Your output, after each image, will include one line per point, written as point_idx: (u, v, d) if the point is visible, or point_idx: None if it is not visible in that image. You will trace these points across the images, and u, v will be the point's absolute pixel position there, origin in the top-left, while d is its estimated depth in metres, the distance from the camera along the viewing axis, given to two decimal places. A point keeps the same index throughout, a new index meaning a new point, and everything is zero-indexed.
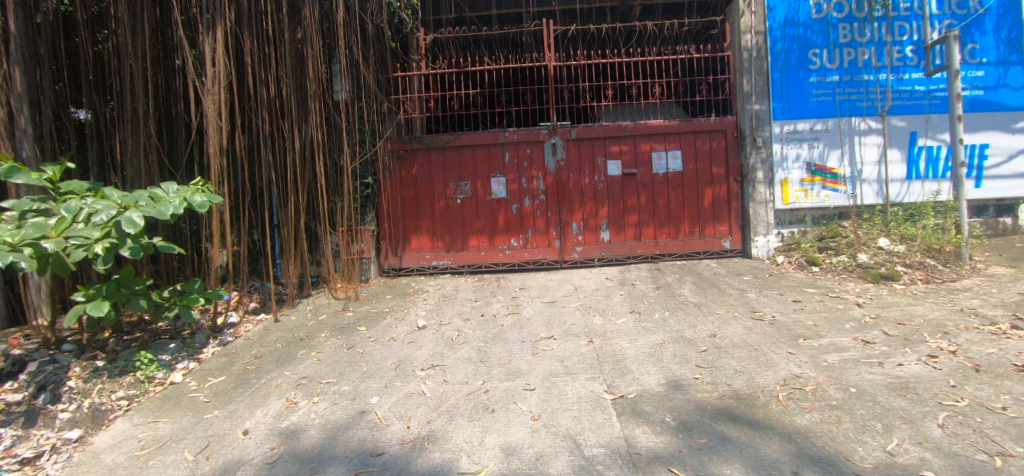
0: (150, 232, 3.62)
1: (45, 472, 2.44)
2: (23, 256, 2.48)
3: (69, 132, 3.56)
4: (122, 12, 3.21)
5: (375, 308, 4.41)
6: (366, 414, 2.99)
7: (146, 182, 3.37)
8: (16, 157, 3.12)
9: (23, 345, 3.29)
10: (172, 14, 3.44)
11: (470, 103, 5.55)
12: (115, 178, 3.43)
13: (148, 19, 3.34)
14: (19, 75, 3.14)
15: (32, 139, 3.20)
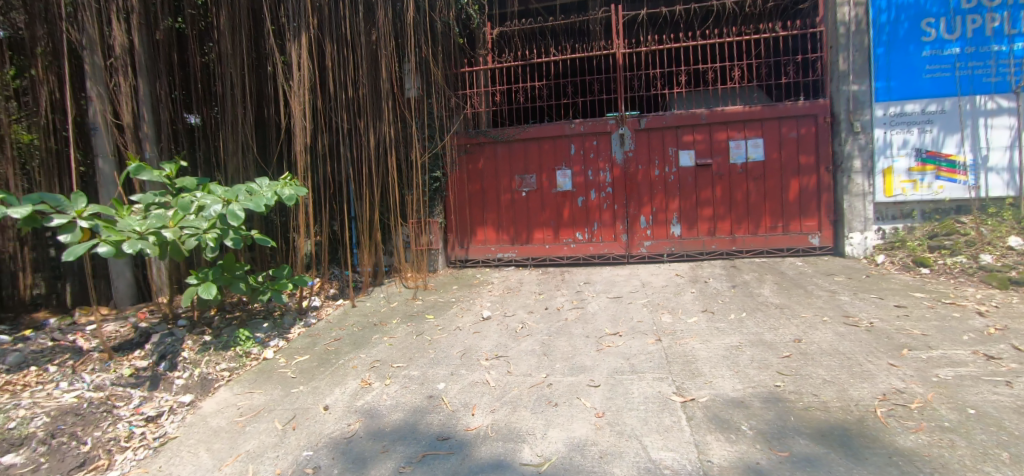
0: (247, 223, 4.05)
1: (166, 430, 2.86)
2: (148, 243, 2.86)
3: (183, 135, 4.08)
4: (221, 25, 3.61)
5: (442, 298, 4.57)
6: (433, 399, 3.12)
7: (243, 178, 3.78)
8: (141, 157, 3.67)
9: (148, 320, 3.83)
10: (264, 25, 3.79)
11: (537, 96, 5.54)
12: (218, 175, 3.88)
13: (244, 31, 3.73)
14: (144, 86, 3.67)
15: (153, 141, 3.73)
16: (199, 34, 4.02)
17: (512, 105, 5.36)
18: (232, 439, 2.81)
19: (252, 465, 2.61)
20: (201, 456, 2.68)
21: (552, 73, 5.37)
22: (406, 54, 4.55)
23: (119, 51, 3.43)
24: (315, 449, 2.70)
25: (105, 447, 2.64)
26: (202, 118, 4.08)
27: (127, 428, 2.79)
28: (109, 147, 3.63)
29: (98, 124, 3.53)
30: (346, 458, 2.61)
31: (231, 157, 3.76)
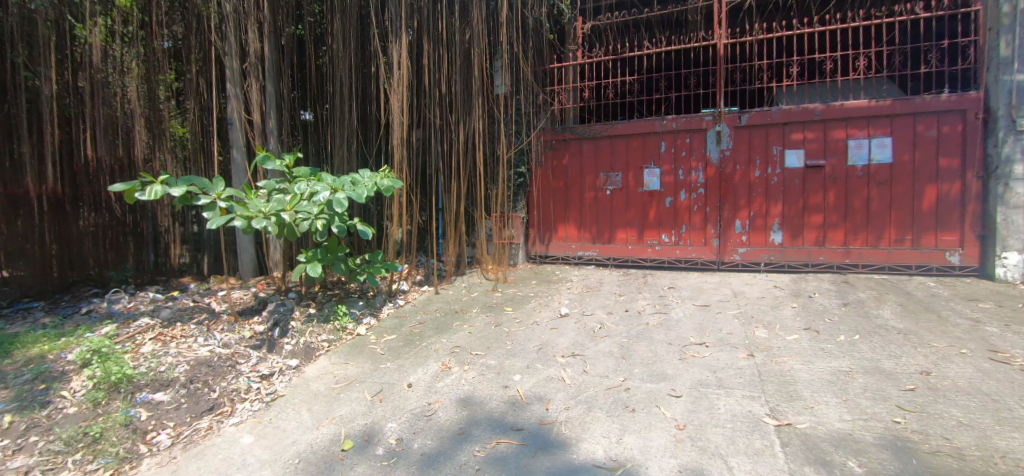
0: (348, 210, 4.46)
1: (276, 388, 3.28)
2: (270, 222, 3.29)
3: (299, 130, 4.62)
4: (336, 31, 4.03)
5: (521, 292, 4.64)
6: (508, 389, 3.20)
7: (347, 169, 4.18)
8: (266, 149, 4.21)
9: (266, 291, 4.38)
10: (370, 29, 4.15)
11: (629, 92, 5.38)
12: (325, 166, 4.32)
13: (353, 34, 4.10)
14: (271, 87, 4.22)
15: (276, 135, 4.27)
16: (314, 40, 4.50)
17: (601, 101, 5.25)
18: (329, 403, 3.14)
19: (345, 429, 2.90)
20: (303, 415, 3.03)
21: (646, 67, 5.18)
22: (498, 51, 4.71)
23: (252, 56, 3.96)
24: (399, 423, 2.93)
25: (229, 397, 3.09)
26: (315, 115, 4.55)
27: (247, 382, 3.24)
28: (242, 140, 4.23)
29: (234, 120, 4.17)
30: (426, 435, 2.79)
31: (337, 149, 4.18)
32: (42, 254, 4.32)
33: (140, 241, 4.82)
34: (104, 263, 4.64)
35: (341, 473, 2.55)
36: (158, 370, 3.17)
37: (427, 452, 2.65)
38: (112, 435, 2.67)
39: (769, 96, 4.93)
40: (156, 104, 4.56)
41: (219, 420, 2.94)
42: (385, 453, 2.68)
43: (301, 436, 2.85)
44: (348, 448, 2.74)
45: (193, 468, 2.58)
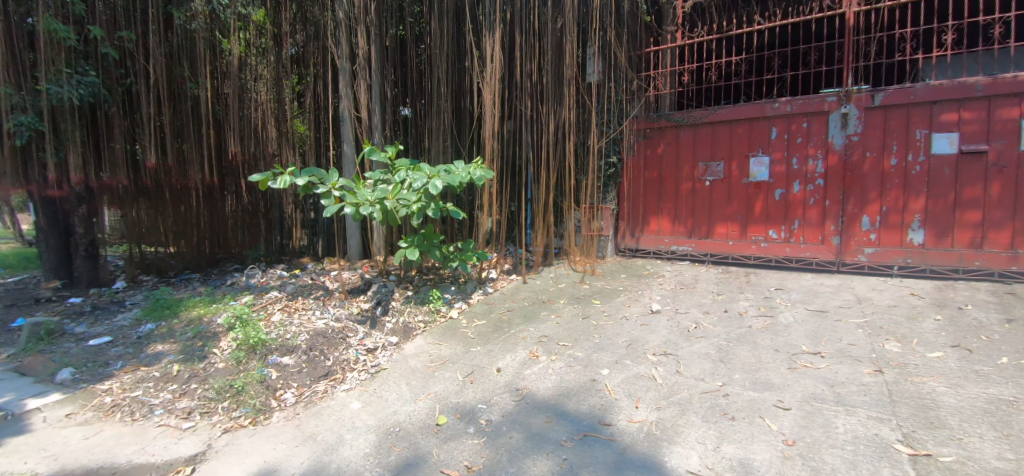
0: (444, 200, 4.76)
1: (379, 361, 3.60)
2: (376, 209, 3.66)
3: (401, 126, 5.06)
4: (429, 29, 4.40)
5: (610, 285, 4.52)
6: (595, 383, 3.15)
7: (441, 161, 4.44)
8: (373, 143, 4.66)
9: (370, 273, 4.81)
10: (466, 28, 4.44)
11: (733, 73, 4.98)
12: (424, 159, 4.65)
13: (449, 33, 4.39)
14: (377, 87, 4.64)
15: (379, 131, 4.69)
16: (414, 40, 4.91)
17: (701, 84, 4.92)
18: (425, 379, 3.37)
19: (439, 405, 3.10)
20: (403, 388, 3.30)
21: (756, 45, 4.74)
22: (590, 39, 4.75)
23: (362, 58, 4.44)
24: (489, 404, 3.05)
25: (341, 366, 3.47)
26: (413, 111, 4.92)
27: (356, 354, 3.60)
28: (351, 134, 4.74)
29: (345, 117, 4.71)
30: (515, 420, 2.88)
31: (434, 142, 4.51)
32: (198, 234, 5.50)
33: (269, 226, 5.85)
34: (242, 244, 5.73)
35: (435, 445, 2.73)
36: (285, 337, 3.66)
37: (514, 436, 2.74)
38: (253, 389, 3.14)
39: (911, 69, 4.22)
40: (283, 105, 5.39)
41: (333, 385, 3.32)
42: (476, 431, 2.82)
43: (401, 407, 3.10)
44: (442, 423, 2.92)
45: (312, 425, 2.95)
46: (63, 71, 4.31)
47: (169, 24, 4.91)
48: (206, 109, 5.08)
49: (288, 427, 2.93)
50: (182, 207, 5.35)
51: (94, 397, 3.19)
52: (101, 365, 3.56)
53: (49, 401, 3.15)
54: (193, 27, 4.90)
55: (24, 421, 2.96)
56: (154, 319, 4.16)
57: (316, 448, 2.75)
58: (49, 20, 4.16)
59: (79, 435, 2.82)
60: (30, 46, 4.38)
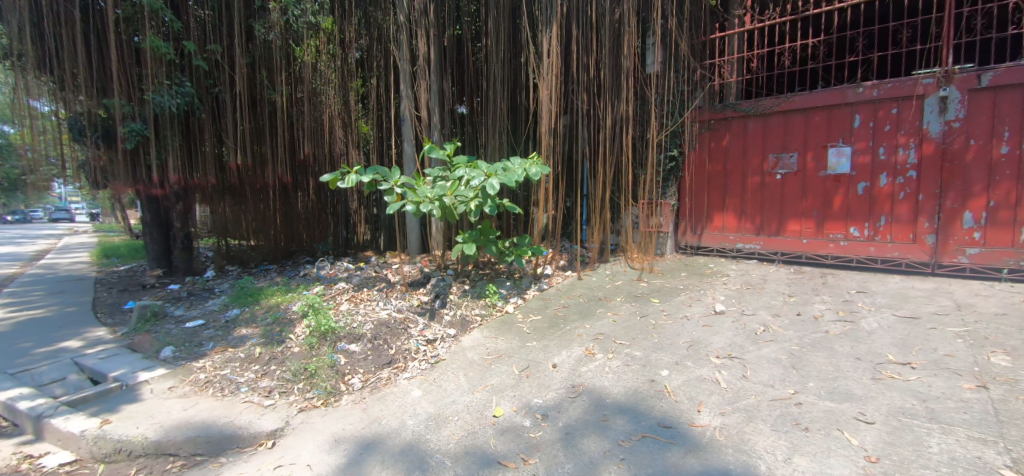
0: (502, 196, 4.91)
1: (438, 352, 3.70)
2: (435, 206, 3.76)
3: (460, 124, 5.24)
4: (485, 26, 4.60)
5: (670, 283, 4.35)
6: (654, 383, 3.06)
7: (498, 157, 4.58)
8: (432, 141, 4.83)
9: (429, 267, 4.95)
10: (522, 24, 4.48)
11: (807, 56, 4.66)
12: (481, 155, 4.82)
13: (505, 31, 4.49)
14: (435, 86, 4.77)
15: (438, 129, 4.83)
16: (470, 38, 5.02)
17: (772, 70, 4.61)
18: (482, 371, 3.43)
19: (495, 397, 3.14)
20: (461, 379, 3.36)
21: (834, 25, 4.39)
22: (650, 28, 4.61)
23: (422, 60, 4.59)
24: (544, 399, 3.05)
25: (403, 356, 3.60)
26: (469, 108, 5.13)
27: (416, 345, 3.73)
28: (411, 133, 4.91)
29: (406, 117, 4.89)
30: (571, 416, 2.85)
31: (491, 139, 4.60)
32: (275, 230, 5.97)
33: (337, 220, 6.16)
34: (313, 236, 6.17)
35: (491, 436, 2.77)
36: (352, 325, 3.85)
37: (569, 432, 2.72)
38: (324, 373, 3.34)
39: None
40: (349, 107, 5.62)
41: (395, 372, 3.46)
42: (532, 425, 2.83)
43: (459, 397, 3.17)
44: (498, 415, 2.96)
45: (377, 409, 3.09)
46: (163, 83, 4.79)
47: (251, 37, 5.29)
48: (283, 113, 5.47)
49: (355, 410, 3.09)
50: (260, 203, 5.83)
51: (191, 373, 3.54)
52: (196, 345, 3.95)
53: (155, 375, 3.54)
54: (270, 37, 5.26)
55: (136, 391, 3.34)
56: (239, 305, 4.57)
57: (380, 430, 2.89)
58: (152, 39, 4.63)
59: (179, 406, 3.13)
60: (136, 61, 4.92)
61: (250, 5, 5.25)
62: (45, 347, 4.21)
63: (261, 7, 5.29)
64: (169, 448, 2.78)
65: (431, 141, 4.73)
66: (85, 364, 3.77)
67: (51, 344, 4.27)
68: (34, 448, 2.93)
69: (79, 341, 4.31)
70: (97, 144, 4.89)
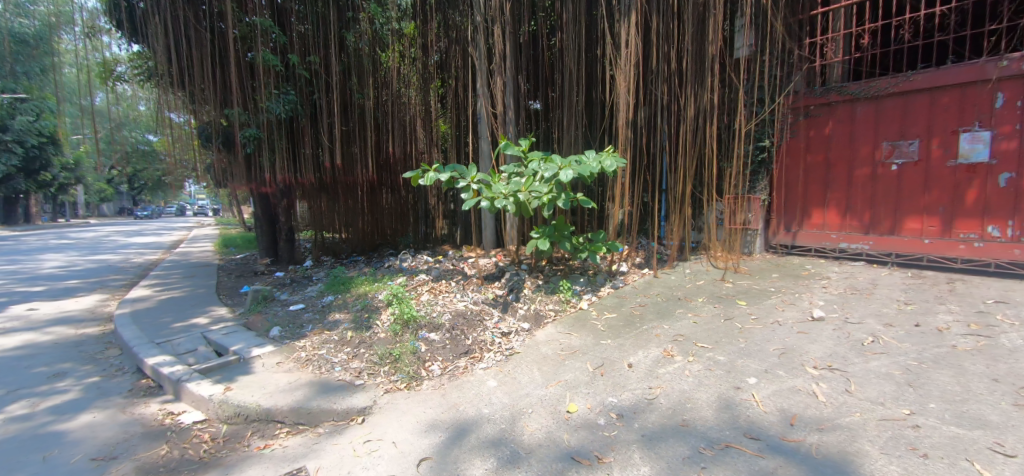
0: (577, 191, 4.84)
1: (513, 345, 3.70)
2: (510, 202, 3.78)
3: (534, 119, 5.24)
4: (555, 26, 4.85)
5: (759, 285, 4.01)
6: (740, 391, 2.82)
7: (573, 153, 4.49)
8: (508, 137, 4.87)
9: (503, 261, 4.99)
10: (600, 14, 4.36)
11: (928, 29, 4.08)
12: (557, 150, 4.76)
13: (582, 24, 4.39)
14: (511, 82, 4.80)
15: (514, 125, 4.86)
16: (545, 33, 4.99)
17: (887, 46, 4.08)
18: (556, 366, 3.38)
19: (569, 393, 3.08)
20: (535, 373, 3.34)
21: None
22: (739, 10, 4.29)
23: (498, 57, 4.63)
24: (620, 399, 2.94)
25: (479, 346, 3.66)
26: (544, 103, 5.11)
27: (492, 337, 3.77)
28: (487, 130, 4.97)
29: (482, 114, 4.97)
30: (648, 418, 2.72)
31: (566, 134, 4.54)
32: (363, 223, 6.49)
33: (417, 216, 6.42)
34: (396, 231, 6.51)
35: (566, 431, 2.73)
36: (432, 315, 3.98)
37: (646, 434, 2.59)
38: (407, 359, 3.47)
39: None
40: (429, 109, 5.72)
41: (472, 362, 3.52)
42: (607, 424, 2.74)
43: (534, 390, 3.15)
44: (572, 411, 2.90)
45: (456, 396, 3.15)
46: (273, 91, 5.26)
47: (344, 45, 5.67)
48: (369, 115, 5.79)
49: (435, 395, 3.18)
50: (352, 199, 6.35)
51: (294, 351, 3.86)
52: (298, 326, 4.31)
53: (267, 350, 3.90)
54: (360, 45, 5.62)
55: (249, 365, 3.69)
56: (333, 292, 4.91)
57: (457, 417, 2.93)
58: (264, 54, 5.09)
59: (285, 380, 3.40)
60: (250, 75, 5.46)
61: (342, 16, 5.65)
62: (181, 321, 4.81)
63: (352, 17, 5.64)
64: (277, 416, 3.03)
65: (506, 137, 4.77)
66: (212, 338, 4.24)
67: (185, 320, 4.86)
68: (174, 407, 3.35)
69: (205, 318, 4.88)
70: (220, 149, 5.53)
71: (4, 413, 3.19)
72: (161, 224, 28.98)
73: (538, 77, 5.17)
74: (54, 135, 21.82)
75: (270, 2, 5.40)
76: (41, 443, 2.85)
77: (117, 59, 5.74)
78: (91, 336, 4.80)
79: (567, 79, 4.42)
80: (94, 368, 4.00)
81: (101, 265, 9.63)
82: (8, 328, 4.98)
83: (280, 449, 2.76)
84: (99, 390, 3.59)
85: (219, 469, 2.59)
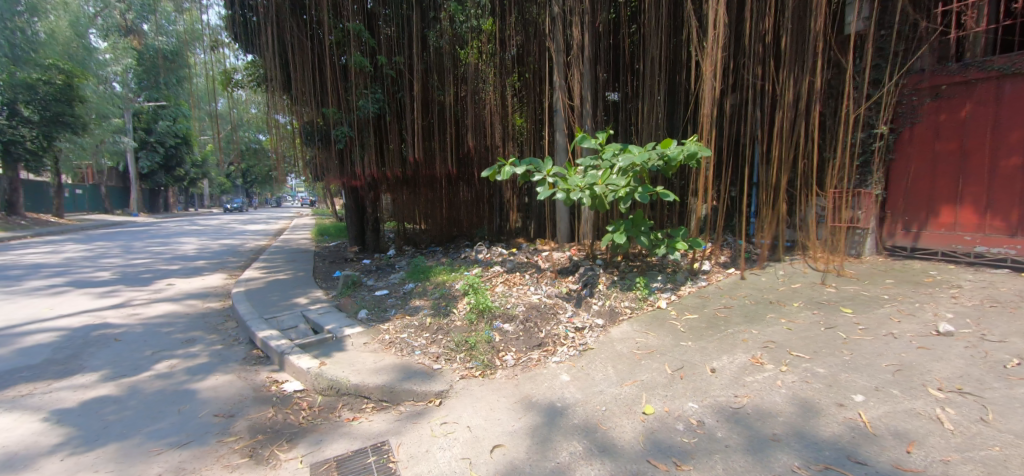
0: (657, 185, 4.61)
1: (587, 340, 3.59)
2: (585, 195, 3.68)
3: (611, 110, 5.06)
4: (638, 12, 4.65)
5: (868, 291, 3.55)
6: (843, 409, 2.51)
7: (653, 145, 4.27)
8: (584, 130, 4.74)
9: (577, 255, 4.88)
10: None
11: None
12: (635, 141, 4.55)
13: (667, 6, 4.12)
14: (588, 72, 4.65)
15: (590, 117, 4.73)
16: (626, 20, 4.77)
17: None
18: (631, 365, 3.23)
19: (646, 394, 2.91)
20: (609, 370, 3.21)
21: None
22: None
23: (576, 48, 4.53)
24: (700, 405, 2.73)
25: (553, 340, 3.59)
26: (623, 93, 4.92)
27: (565, 331, 3.68)
28: (563, 123, 4.88)
29: (558, 107, 4.88)
30: (732, 429, 2.50)
31: (645, 125, 4.31)
32: (441, 215, 6.78)
33: (492, 209, 6.47)
34: (472, 224, 6.65)
35: (641, 433, 2.58)
36: (506, 306, 3.97)
37: (731, 445, 2.39)
38: (481, 347, 3.50)
39: None
40: (506, 104, 5.69)
41: (545, 355, 3.46)
42: (685, 430, 2.56)
43: (607, 388, 3.02)
44: (648, 412, 2.74)
45: (528, 387, 3.11)
46: (364, 91, 5.56)
47: (427, 44, 5.82)
48: (450, 111, 5.90)
49: (508, 385, 3.16)
50: (431, 191, 6.69)
51: (380, 333, 4.03)
52: (383, 310, 4.52)
53: (356, 331, 4.10)
54: (441, 44, 5.75)
55: (342, 342, 3.90)
56: (414, 280, 5.09)
57: (533, 408, 2.89)
58: (355, 56, 5.38)
59: (371, 359, 3.54)
60: (343, 77, 5.80)
61: (425, 15, 5.79)
62: (284, 300, 5.23)
63: (433, 17, 5.75)
64: (364, 391, 3.17)
65: (581, 130, 4.65)
66: (309, 316, 4.57)
67: (287, 299, 5.29)
68: (279, 376, 3.63)
69: (304, 298, 5.28)
70: (318, 146, 5.97)
71: (151, 370, 3.65)
72: (270, 214, 32.03)
73: (618, 66, 4.99)
74: (186, 136, 24.87)
75: (361, 8, 5.71)
76: (176, 398, 3.22)
77: (236, 68, 6.35)
78: (215, 309, 5.38)
79: (648, 65, 4.20)
80: (217, 337, 4.47)
81: (224, 248, 10.87)
82: (152, 299, 5.74)
83: (367, 423, 2.88)
84: (222, 356, 4.00)
85: (314, 435, 2.77)
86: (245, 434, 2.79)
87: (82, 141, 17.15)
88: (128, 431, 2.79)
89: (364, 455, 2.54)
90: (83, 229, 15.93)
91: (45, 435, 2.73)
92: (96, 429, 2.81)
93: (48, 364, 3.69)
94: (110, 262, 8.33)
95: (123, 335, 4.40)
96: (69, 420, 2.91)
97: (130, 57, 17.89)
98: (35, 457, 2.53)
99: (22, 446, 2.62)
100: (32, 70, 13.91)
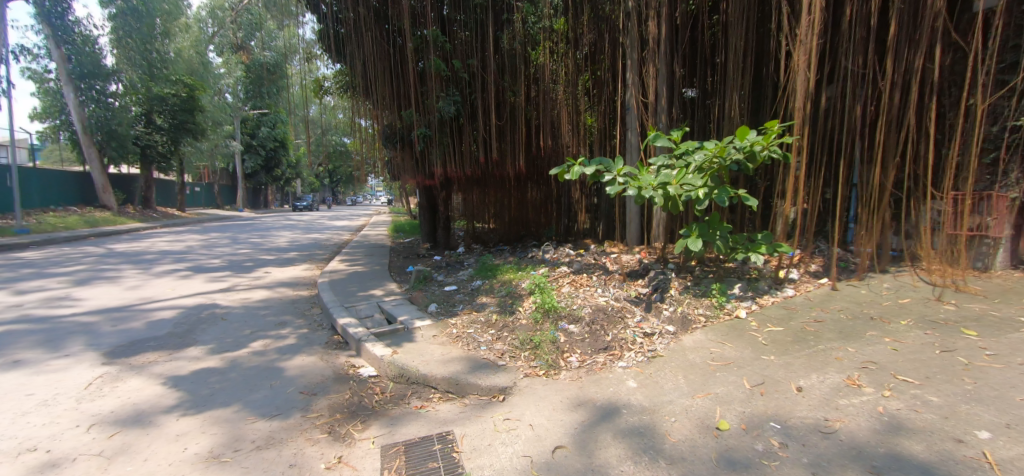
0: (738, 186, 4.29)
1: (656, 347, 3.39)
2: (657, 195, 3.47)
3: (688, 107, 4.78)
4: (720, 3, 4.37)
5: (997, 312, 3.06)
6: (962, 445, 2.15)
7: None
8: (658, 128, 4.50)
9: (648, 259, 4.66)
10: None
11: None
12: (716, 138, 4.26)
13: None
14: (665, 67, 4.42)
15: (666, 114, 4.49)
16: (708, 11, 4.49)
17: None
18: (704, 376, 3.00)
19: (720, 408, 2.68)
20: (680, 380, 3.00)
21: None
22: None
23: (651, 43, 4.32)
24: (784, 425, 2.46)
25: (620, 344, 3.43)
26: (702, 89, 4.64)
27: (633, 335, 3.51)
28: (636, 121, 4.66)
29: (630, 105, 4.68)
30: (822, 456, 2.22)
31: (727, 122, 4.02)
32: (510, 214, 6.80)
33: (560, 210, 6.38)
34: (540, 224, 6.62)
35: (713, 450, 2.36)
36: (572, 306, 3.87)
37: (820, 473, 2.12)
38: (546, 347, 3.42)
39: None
40: (578, 103, 5.58)
41: (611, 359, 3.31)
42: (765, 451, 2.31)
43: (678, 398, 2.82)
44: (722, 428, 2.51)
45: (593, 391, 2.99)
46: (441, 95, 5.68)
47: (499, 45, 5.85)
48: (522, 112, 5.88)
49: (573, 386, 3.05)
50: (500, 192, 6.74)
51: (447, 327, 4.07)
52: (451, 305, 4.58)
53: (426, 323, 4.18)
54: (514, 44, 5.76)
55: (411, 334, 3.99)
56: (482, 277, 5.13)
57: (598, 412, 2.76)
58: (434, 61, 5.50)
59: (439, 351, 3.58)
60: (421, 81, 5.97)
61: (499, 17, 5.82)
62: (361, 291, 5.47)
63: (507, 18, 5.77)
64: (432, 381, 3.20)
65: (655, 128, 4.43)
66: (383, 307, 4.73)
67: (365, 290, 5.54)
68: (356, 361, 3.77)
69: (380, 290, 5.49)
70: (396, 147, 6.22)
71: (248, 348, 3.94)
72: (353, 213, 34.13)
73: (696, 61, 4.71)
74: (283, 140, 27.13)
75: (438, 14, 5.84)
76: (267, 374, 3.43)
77: (326, 76, 6.77)
78: (302, 297, 5.74)
79: (731, 58, 3.91)
80: (304, 321, 4.75)
81: (311, 241, 11.64)
82: (252, 284, 6.25)
83: (435, 412, 2.90)
84: (308, 339, 4.24)
85: (386, 418, 2.83)
86: (325, 411, 2.91)
87: (201, 146, 19.27)
88: (229, 399, 3.01)
89: (429, 443, 2.55)
90: (199, 222, 17.85)
91: (165, 397, 3.02)
92: (203, 395, 3.06)
93: (169, 336, 4.11)
94: (220, 251, 9.23)
95: (228, 314, 4.82)
96: (182, 385, 3.20)
97: (239, 70, 19.80)
98: (155, 415, 2.80)
99: (147, 405, 2.91)
100: (164, 85, 15.75)
